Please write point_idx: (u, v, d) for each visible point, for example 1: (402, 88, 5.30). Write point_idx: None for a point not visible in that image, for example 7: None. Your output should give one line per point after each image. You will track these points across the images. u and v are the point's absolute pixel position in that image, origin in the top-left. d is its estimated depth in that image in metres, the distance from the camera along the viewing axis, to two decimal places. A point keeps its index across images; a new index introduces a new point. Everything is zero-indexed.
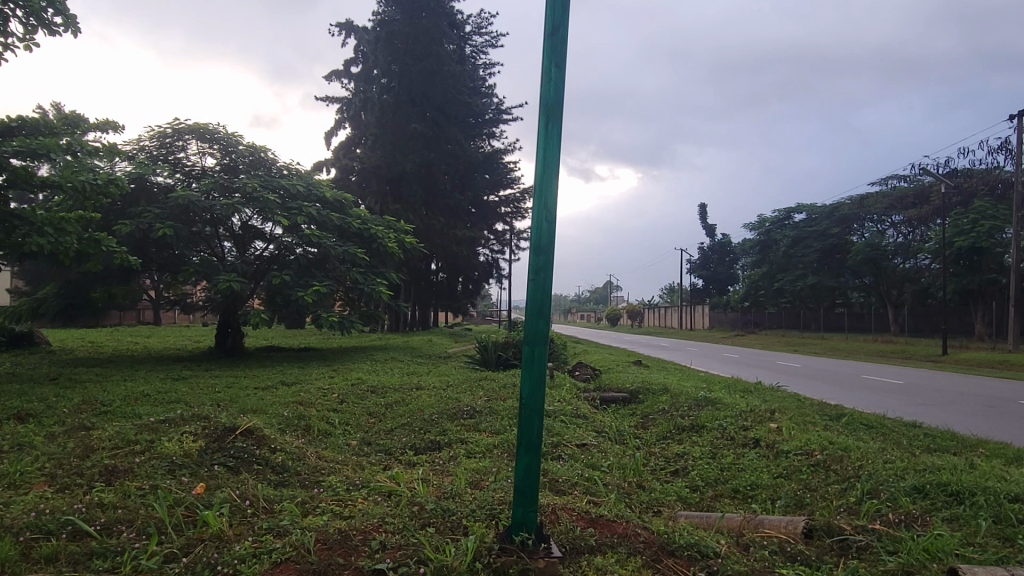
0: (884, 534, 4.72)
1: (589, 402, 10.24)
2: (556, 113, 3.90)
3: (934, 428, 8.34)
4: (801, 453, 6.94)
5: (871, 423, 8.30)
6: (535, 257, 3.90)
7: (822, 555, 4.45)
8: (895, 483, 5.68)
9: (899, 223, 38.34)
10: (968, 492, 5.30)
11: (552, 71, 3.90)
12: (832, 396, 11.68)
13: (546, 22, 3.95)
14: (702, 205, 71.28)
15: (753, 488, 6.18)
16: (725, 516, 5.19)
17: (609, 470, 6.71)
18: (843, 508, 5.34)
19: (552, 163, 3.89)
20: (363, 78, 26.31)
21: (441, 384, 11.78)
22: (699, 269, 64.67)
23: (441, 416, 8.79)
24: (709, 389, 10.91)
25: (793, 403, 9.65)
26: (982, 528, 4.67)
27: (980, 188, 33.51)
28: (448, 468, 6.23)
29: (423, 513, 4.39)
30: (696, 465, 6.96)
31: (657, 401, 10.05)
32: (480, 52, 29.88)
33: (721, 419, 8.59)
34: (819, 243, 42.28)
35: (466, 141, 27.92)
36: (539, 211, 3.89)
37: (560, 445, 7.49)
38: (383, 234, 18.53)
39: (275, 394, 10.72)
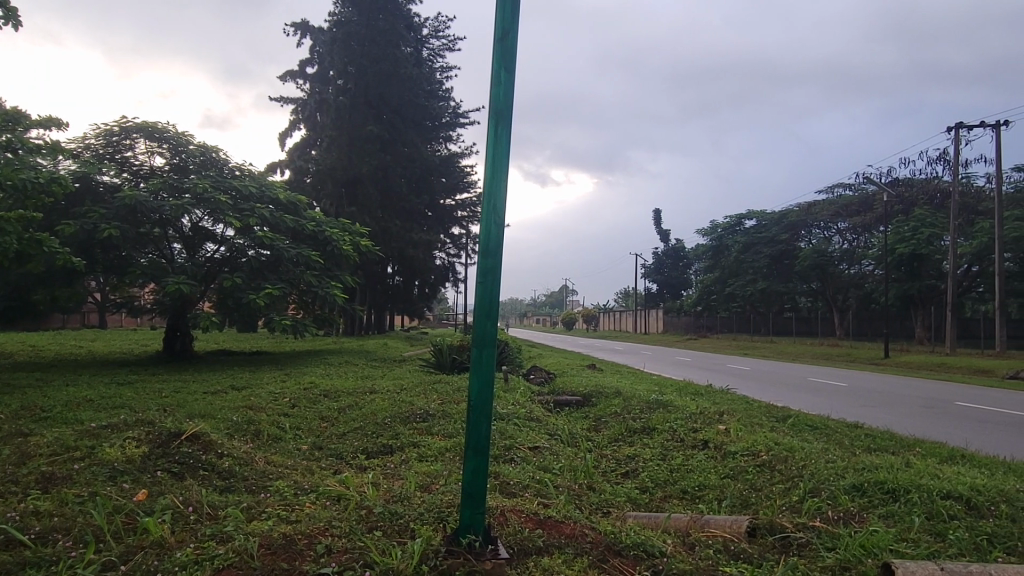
0: (823, 531, 4.86)
1: (543, 406, 10.30)
2: (505, 118, 3.93)
3: (874, 428, 8.62)
4: (749, 454, 7.11)
5: (815, 425, 8.54)
6: (484, 259, 3.92)
7: (764, 553, 4.56)
8: (835, 482, 5.86)
9: (845, 230, 39.58)
10: (903, 490, 5.49)
11: (500, 74, 3.94)
12: (778, 398, 11.96)
13: (496, 28, 3.98)
14: (656, 212, 72.47)
15: (700, 489, 6.30)
16: (672, 517, 5.27)
17: (562, 472, 6.77)
18: (786, 507, 5.48)
19: (501, 168, 3.92)
20: (319, 79, 26.04)
21: (395, 387, 11.73)
22: (653, 274, 65.62)
23: (394, 420, 8.74)
24: (660, 392, 11.09)
25: (741, 405, 9.89)
26: (916, 523, 4.84)
27: (920, 198, 34.81)
28: (398, 472, 6.19)
29: (370, 517, 4.37)
30: (646, 467, 7.06)
31: (610, 404, 10.16)
32: (438, 55, 29.77)
33: (671, 421, 8.75)
34: (768, 249, 43.30)
35: (423, 145, 27.78)
36: (488, 214, 3.91)
37: (513, 447, 7.53)
38: (338, 236, 18.32)
39: (224, 399, 10.52)
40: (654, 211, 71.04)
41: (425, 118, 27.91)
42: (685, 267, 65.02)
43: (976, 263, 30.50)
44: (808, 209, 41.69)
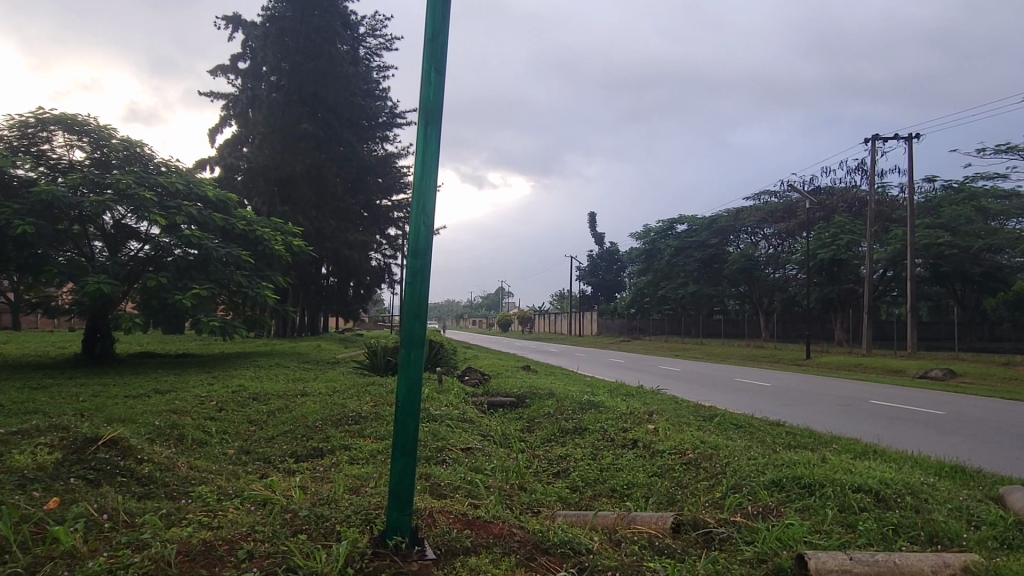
0: (743, 526, 5.03)
1: (476, 407, 10.31)
2: (435, 119, 3.94)
3: (794, 427, 8.96)
4: (676, 452, 7.29)
5: (740, 423, 8.82)
6: (413, 260, 3.92)
7: (687, 548, 4.70)
8: (756, 478, 6.08)
9: (770, 236, 41.02)
10: (819, 484, 5.73)
11: (430, 76, 3.95)
12: (705, 398, 12.31)
13: (426, 28, 3.98)
14: (591, 215, 73.48)
15: (628, 487, 6.42)
16: (600, 514, 5.37)
17: (494, 472, 6.81)
18: (709, 503, 5.65)
19: (430, 168, 3.93)
20: (252, 75, 25.47)
21: (328, 390, 11.54)
22: (588, 277, 66.47)
23: (325, 423, 8.60)
24: (592, 392, 11.26)
25: (670, 405, 10.14)
26: (828, 516, 5.07)
27: (840, 206, 36.40)
28: (327, 475, 6.10)
29: (295, 520, 4.30)
30: (577, 467, 7.16)
31: (543, 405, 10.25)
32: (375, 54, 29.46)
33: (602, 421, 8.90)
34: (699, 254, 44.47)
35: (359, 144, 27.41)
36: (417, 216, 3.90)
37: (445, 449, 7.50)
38: (270, 236, 17.90)
39: (146, 403, 10.13)
40: (590, 214, 71.99)
41: (361, 117, 27.56)
42: (618, 270, 66.13)
43: (890, 269, 32.12)
44: (737, 215, 43.01)
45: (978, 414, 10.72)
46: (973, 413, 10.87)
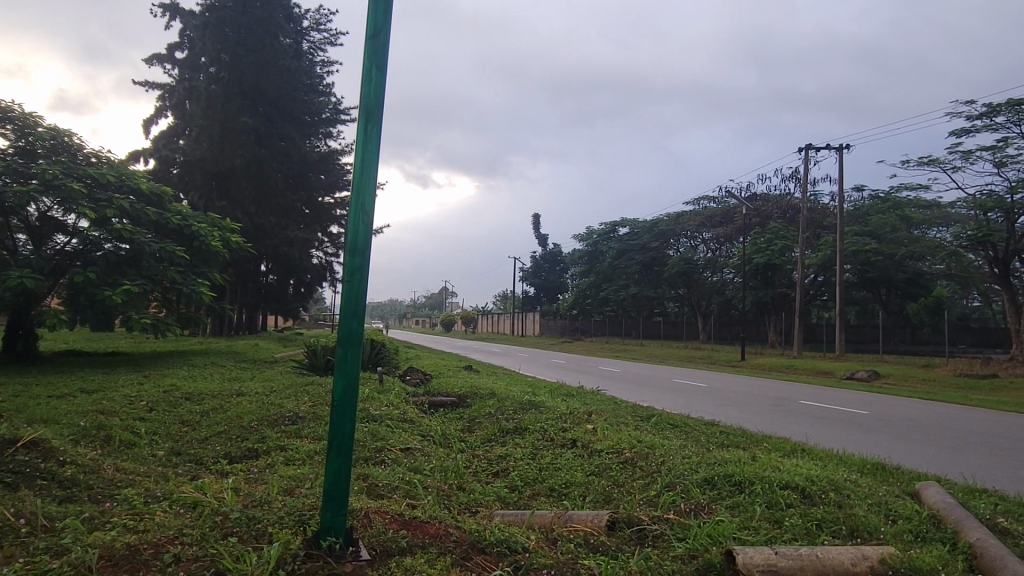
0: (675, 523, 5.15)
1: (417, 407, 10.25)
2: (375, 116, 3.91)
3: (727, 426, 9.22)
4: (614, 451, 7.40)
5: (676, 423, 9.03)
6: (351, 258, 3.88)
7: (621, 545, 4.78)
8: (689, 476, 6.24)
9: (709, 240, 42.00)
10: (748, 482, 5.92)
11: (371, 74, 3.92)
12: (643, 398, 12.56)
13: (367, 24, 3.95)
14: (535, 216, 73.88)
15: (566, 486, 6.49)
16: (538, 513, 5.41)
17: (432, 472, 6.79)
18: (644, 501, 5.76)
19: (369, 166, 3.90)
20: (189, 65, 24.79)
21: (265, 390, 11.29)
22: (531, 277, 66.82)
23: (261, 423, 8.43)
24: (533, 392, 11.35)
25: (609, 405, 10.29)
26: (757, 512, 5.23)
27: (775, 212, 37.53)
28: (262, 477, 5.98)
29: (225, 523, 4.21)
30: (516, 466, 7.20)
31: (484, 406, 10.25)
32: (319, 48, 28.98)
33: (542, 421, 8.98)
34: (640, 256, 45.21)
35: (301, 140, 26.91)
36: (356, 214, 3.87)
37: (384, 449, 7.43)
38: (206, 232, 17.39)
39: (71, 403, 9.73)
40: (535, 215, 72.38)
41: (304, 112, 27.06)
42: (561, 271, 66.71)
43: (821, 274, 33.33)
44: (677, 219, 43.90)
45: (899, 414, 11.22)
46: (894, 412, 11.38)
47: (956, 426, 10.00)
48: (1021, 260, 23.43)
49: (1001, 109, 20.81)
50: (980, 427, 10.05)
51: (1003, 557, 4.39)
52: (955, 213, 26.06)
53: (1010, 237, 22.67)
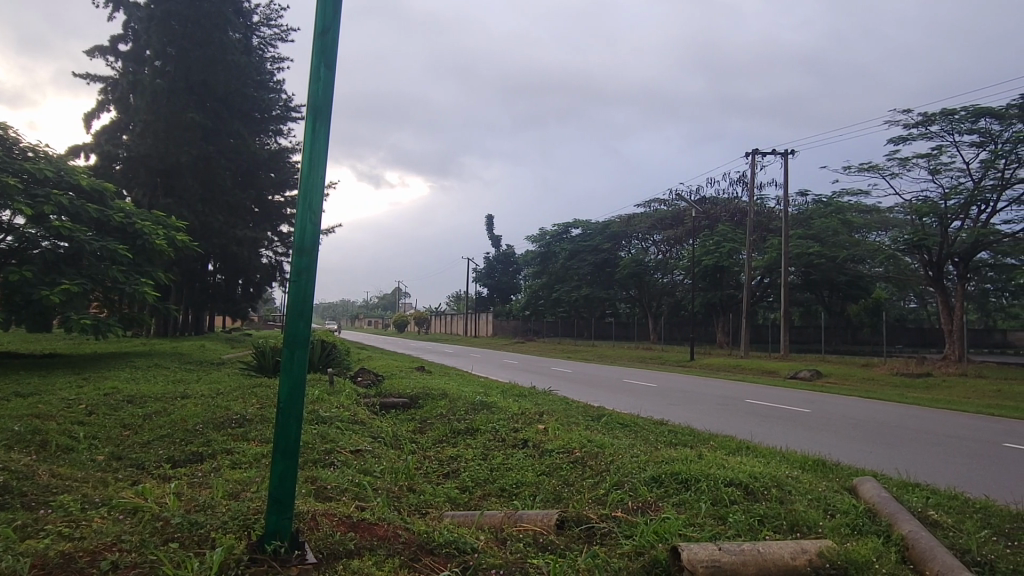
0: (623, 520, 5.23)
1: (368, 408, 10.16)
2: (324, 114, 3.87)
3: (676, 425, 9.38)
4: (564, 451, 7.47)
5: (625, 422, 9.16)
6: (298, 259, 3.84)
7: (570, 544, 4.83)
8: (637, 474, 6.34)
9: (659, 242, 42.67)
10: (693, 479, 6.05)
11: (319, 72, 3.88)
12: (594, 398, 12.68)
13: (316, 21, 3.92)
14: (489, 217, 73.94)
15: (517, 486, 6.52)
16: (487, 513, 5.42)
17: (382, 474, 6.73)
18: (592, 500, 5.83)
19: (317, 163, 3.86)
20: (134, 58, 24.08)
21: (211, 392, 11.05)
22: (485, 278, 66.80)
23: (205, 426, 8.24)
24: (484, 393, 11.37)
25: (561, 405, 10.37)
26: (702, 509, 5.34)
27: (723, 215, 38.33)
28: (207, 481, 5.84)
29: (166, 528, 4.11)
30: (467, 467, 7.19)
31: (435, 407, 10.22)
32: (270, 44, 28.44)
33: (494, 422, 9.00)
34: (592, 258, 45.63)
35: (251, 137, 26.35)
36: (304, 212, 3.83)
37: (333, 451, 7.35)
38: (150, 230, 16.88)
39: (5, 407, 9.34)
40: (488, 216, 72.42)
41: (254, 109, 26.54)
42: (514, 272, 66.87)
43: (767, 276, 34.19)
44: (629, 221, 44.48)
45: (839, 412, 11.59)
46: (835, 411, 11.75)
47: (892, 423, 10.39)
48: (953, 263, 24.46)
49: (936, 118, 21.71)
50: (915, 424, 10.46)
51: (934, 548, 4.58)
52: (893, 218, 27.02)
53: (944, 241, 23.62)
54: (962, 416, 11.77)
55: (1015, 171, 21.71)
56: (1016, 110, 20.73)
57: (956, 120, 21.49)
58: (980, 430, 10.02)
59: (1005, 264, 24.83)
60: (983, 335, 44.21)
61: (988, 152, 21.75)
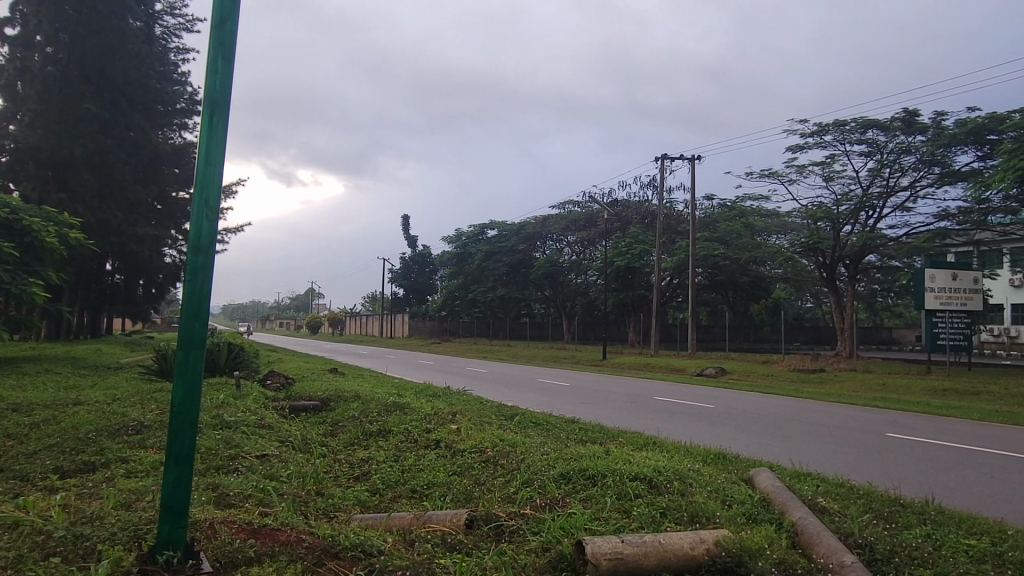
0: (531, 518, 5.29)
1: (277, 412, 9.88)
2: (221, 109, 3.76)
3: (587, 422, 9.56)
4: (475, 450, 7.50)
5: (538, 420, 9.29)
6: (193, 258, 3.68)
7: (479, 543, 4.85)
8: (547, 471, 6.45)
9: (573, 243, 43.43)
10: (600, 475, 6.20)
11: (217, 64, 3.76)
12: (508, 398, 12.79)
13: (214, 13, 3.79)
14: (404, 216, 73.25)
15: (428, 486, 6.50)
16: (396, 515, 5.37)
17: (289, 479, 6.57)
18: (503, 498, 5.88)
19: (214, 158, 3.74)
20: (22, 44, 22.55)
21: (107, 397, 10.49)
22: (400, 278, 66.09)
23: (99, 434, 7.81)
24: (397, 394, 11.29)
25: (475, 405, 10.41)
26: (608, 504, 5.48)
27: (634, 218, 39.37)
28: (99, 491, 5.54)
29: (47, 542, 3.88)
30: (378, 469, 7.12)
31: (347, 408, 10.08)
32: (173, 34, 27.18)
33: (406, 423, 8.93)
34: (508, 258, 45.93)
35: (153, 130, 25.08)
36: (199, 209, 3.69)
37: (238, 457, 7.11)
38: (40, 227, 15.85)
39: None
40: (404, 216, 71.85)
41: (156, 102, 25.29)
42: (430, 272, 66.51)
43: (676, 277, 35.35)
44: (543, 222, 45.06)
45: (741, 407, 12.13)
46: (737, 406, 12.28)
47: (790, 416, 10.94)
48: (845, 265, 26.00)
49: (829, 128, 22.98)
50: (810, 416, 11.07)
51: (820, 533, 4.86)
52: (791, 222, 28.43)
53: (836, 244, 25.06)
54: (851, 408, 12.57)
55: (899, 179, 23.28)
56: (900, 122, 22.20)
57: (847, 130, 22.83)
58: (868, 421, 10.70)
59: (891, 266, 26.60)
60: (872, 333, 47.18)
61: (875, 161, 23.20)
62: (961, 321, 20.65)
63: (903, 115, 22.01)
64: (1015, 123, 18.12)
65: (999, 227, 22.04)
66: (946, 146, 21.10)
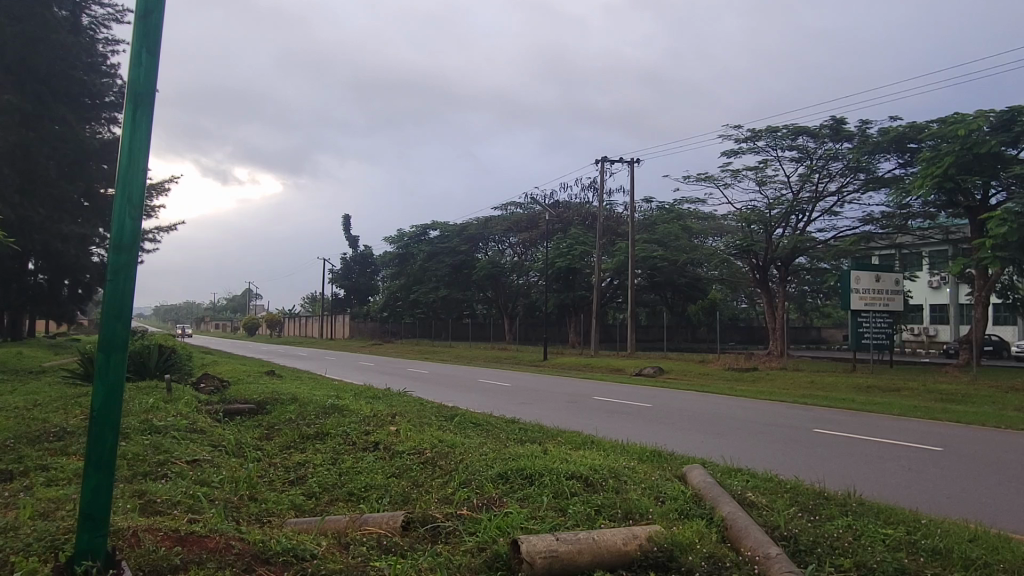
0: (467, 518, 5.30)
1: (210, 416, 9.59)
2: (146, 102, 3.65)
3: (527, 422, 9.61)
4: (414, 452, 7.46)
5: (478, 421, 9.30)
6: (115, 256, 3.56)
7: (415, 544, 4.84)
8: (485, 471, 6.47)
9: (515, 244, 43.61)
10: (538, 474, 6.25)
11: (141, 58, 3.64)
12: (447, 399, 12.77)
13: (138, 4, 3.67)
14: (345, 216, 72.22)
15: (365, 489, 6.42)
16: (331, 519, 5.30)
17: (221, 485, 6.40)
18: (439, 500, 5.86)
19: (137, 152, 3.63)
20: None
21: (27, 403, 10.02)
22: (341, 279, 65.13)
23: (18, 441, 7.47)
24: (336, 396, 11.12)
25: (414, 406, 10.36)
26: (544, 502, 5.54)
27: (575, 219, 39.77)
28: (17, 500, 5.29)
29: None
30: (315, 473, 7.01)
31: (284, 411, 9.88)
32: (102, 25, 26.11)
33: (344, 426, 8.81)
34: (450, 259, 45.80)
35: (79, 124, 24.03)
36: (121, 205, 3.57)
37: (167, 463, 6.90)
38: None
39: None
40: (344, 215, 70.90)
41: (82, 94, 24.23)
42: (371, 273, 65.74)
43: (616, 277, 35.87)
44: (485, 223, 45.10)
45: (678, 405, 12.43)
46: (673, 404, 12.56)
47: (723, 414, 11.26)
48: (776, 267, 26.88)
49: (762, 134, 23.71)
50: (742, 414, 11.41)
51: (747, 526, 5.01)
52: (726, 225, 29.20)
53: (769, 246, 25.88)
54: (780, 405, 13.00)
55: (827, 185, 24.18)
56: (828, 129, 23.06)
57: (779, 137, 23.57)
58: (798, 418, 11.07)
59: (819, 268, 27.60)
60: (802, 333, 48.89)
61: (805, 166, 24.03)
62: (884, 321, 21.57)
63: (831, 122, 22.87)
64: (933, 132, 19.05)
65: (919, 231, 23.12)
66: (871, 153, 22.02)
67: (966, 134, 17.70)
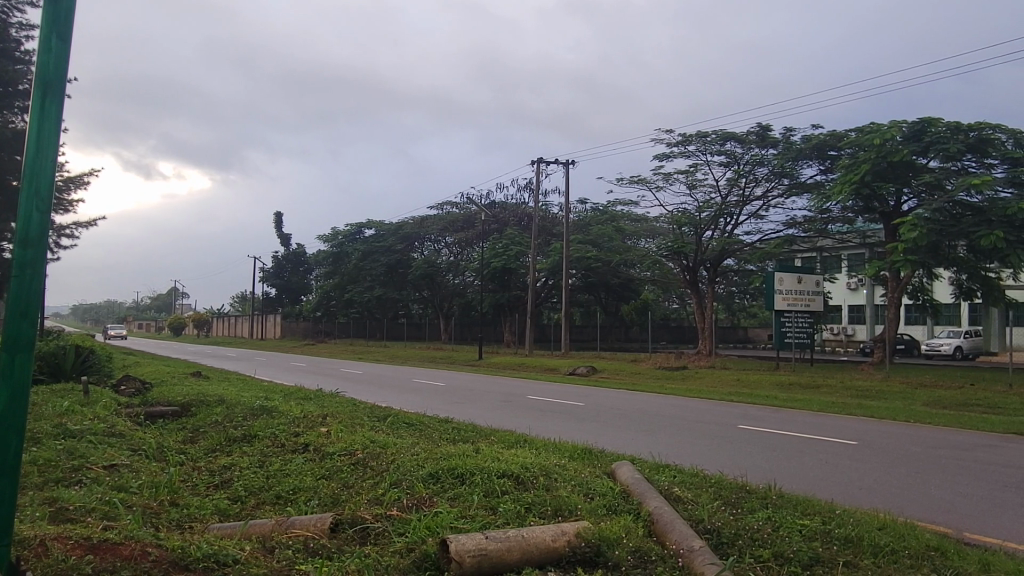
0: (397, 518, 5.25)
1: (130, 419, 9.21)
2: (55, 88, 3.49)
3: (461, 422, 9.57)
4: (345, 453, 7.34)
5: (411, 421, 9.23)
6: (21, 252, 3.39)
7: (342, 546, 4.77)
8: (415, 472, 6.42)
9: (451, 244, 43.48)
10: (469, 473, 6.25)
11: (50, 42, 3.48)
12: (380, 399, 12.62)
13: None
14: (276, 213, 70.37)
15: (293, 492, 6.30)
16: (255, 523, 5.17)
17: (140, 490, 6.15)
18: (369, 501, 5.79)
19: (47, 141, 3.47)
20: None
21: None
22: (272, 278, 63.55)
23: None
24: (265, 397, 10.85)
25: (346, 407, 10.21)
26: (474, 501, 5.54)
27: (511, 220, 39.91)
28: None
29: None
30: (240, 476, 6.82)
31: (210, 413, 9.59)
32: (16, 10, 24.67)
33: (272, 427, 8.60)
34: (385, 259, 45.33)
35: None
36: (29, 197, 3.41)
37: (82, 468, 6.59)
38: None
39: None
40: (276, 213, 69.22)
41: None
42: (303, 272, 64.34)
43: (551, 278, 36.20)
44: (421, 223, 44.78)
45: (608, 404, 12.62)
46: (604, 403, 12.76)
47: (652, 412, 11.48)
48: (706, 268, 27.60)
49: (692, 139, 24.32)
50: (669, 412, 11.67)
51: (673, 520, 5.13)
52: (658, 227, 29.81)
53: (698, 248, 26.55)
54: (706, 403, 13.35)
55: (754, 189, 25.01)
56: (755, 135, 23.86)
57: (708, 142, 24.22)
58: (723, 415, 11.36)
59: (746, 269, 28.47)
60: (729, 333, 50.40)
61: (733, 171, 24.76)
62: (806, 320, 22.43)
63: (757, 129, 23.69)
64: (852, 140, 19.93)
65: (838, 234, 24.13)
66: (795, 160, 22.86)
67: (881, 143, 18.61)
